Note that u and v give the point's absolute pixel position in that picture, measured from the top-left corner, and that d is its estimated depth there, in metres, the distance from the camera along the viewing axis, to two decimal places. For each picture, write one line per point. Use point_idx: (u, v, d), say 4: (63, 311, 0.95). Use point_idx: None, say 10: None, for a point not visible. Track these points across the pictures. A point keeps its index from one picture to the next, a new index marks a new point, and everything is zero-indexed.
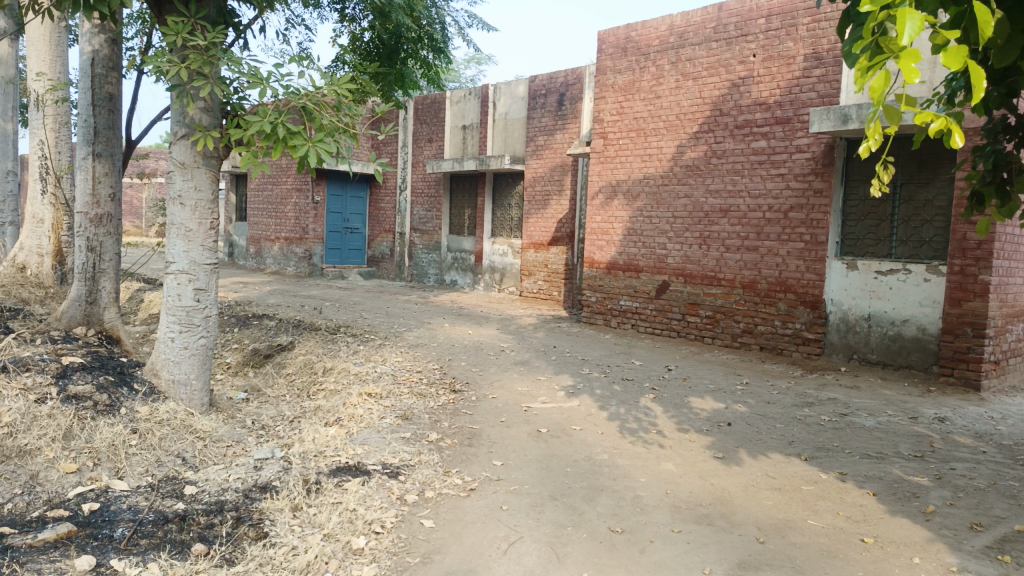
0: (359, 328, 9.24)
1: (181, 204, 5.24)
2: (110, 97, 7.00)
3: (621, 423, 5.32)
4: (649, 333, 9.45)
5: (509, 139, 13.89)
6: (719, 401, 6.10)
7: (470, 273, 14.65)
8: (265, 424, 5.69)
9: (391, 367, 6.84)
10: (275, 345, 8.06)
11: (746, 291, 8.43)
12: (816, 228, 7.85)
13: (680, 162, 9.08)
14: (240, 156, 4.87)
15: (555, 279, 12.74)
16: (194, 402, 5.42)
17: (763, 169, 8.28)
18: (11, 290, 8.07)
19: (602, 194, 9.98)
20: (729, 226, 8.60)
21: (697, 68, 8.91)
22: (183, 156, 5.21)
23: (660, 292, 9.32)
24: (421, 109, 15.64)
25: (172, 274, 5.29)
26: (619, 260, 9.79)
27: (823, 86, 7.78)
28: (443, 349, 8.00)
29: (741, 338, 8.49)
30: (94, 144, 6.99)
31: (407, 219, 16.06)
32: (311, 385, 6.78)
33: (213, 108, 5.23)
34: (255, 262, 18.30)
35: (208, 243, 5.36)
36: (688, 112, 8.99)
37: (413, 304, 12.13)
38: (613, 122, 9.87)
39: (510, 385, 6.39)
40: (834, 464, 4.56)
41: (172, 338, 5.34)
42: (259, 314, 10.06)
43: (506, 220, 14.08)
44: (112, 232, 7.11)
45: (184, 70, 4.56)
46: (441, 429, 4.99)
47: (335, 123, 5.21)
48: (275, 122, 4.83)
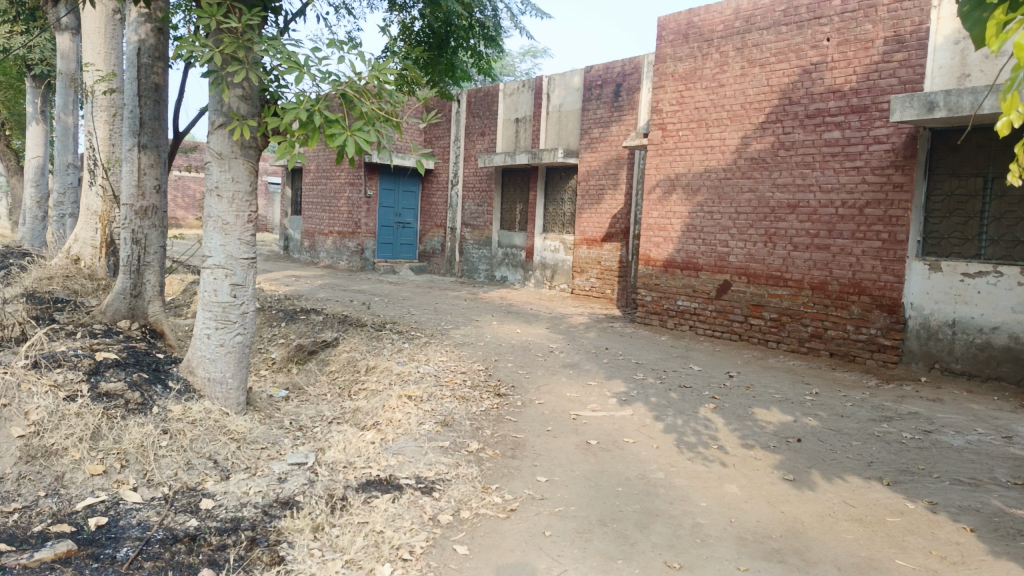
0: (406, 324, 9.01)
1: (218, 195, 5.04)
2: (157, 87, 6.88)
3: (678, 436, 4.89)
4: (708, 335, 8.94)
5: (563, 132, 13.46)
6: (786, 413, 5.60)
7: (521, 269, 14.31)
8: (303, 425, 5.47)
9: (434, 368, 6.55)
10: (319, 342, 7.87)
11: (816, 292, 7.85)
12: (895, 225, 7.22)
13: (745, 154, 8.53)
14: (277, 146, 4.60)
15: (609, 276, 12.31)
16: (230, 401, 5.22)
17: (837, 162, 7.68)
18: (63, 281, 8.12)
19: (660, 189, 9.48)
20: (797, 223, 8.02)
21: (765, 54, 8.34)
22: (220, 146, 5.00)
23: (721, 292, 8.79)
24: (474, 102, 15.36)
25: (208, 269, 5.09)
26: (677, 258, 9.29)
27: (905, 72, 7.16)
28: (490, 349, 7.68)
29: (810, 343, 7.91)
30: (140, 135, 6.88)
31: (458, 213, 15.82)
32: (352, 384, 6.55)
33: (251, 96, 5.01)
34: (309, 255, 18.36)
35: (246, 237, 5.15)
36: (754, 101, 8.44)
37: (462, 301, 11.88)
38: (673, 112, 9.36)
39: (559, 390, 6.01)
40: (922, 492, 4.04)
41: (208, 335, 5.15)
42: (306, 309, 9.94)
43: (559, 215, 13.66)
44: (157, 224, 7.04)
45: (219, 55, 4.37)
46: (483, 437, 4.66)
47: (376, 112, 4.92)
48: (312, 109, 4.56)
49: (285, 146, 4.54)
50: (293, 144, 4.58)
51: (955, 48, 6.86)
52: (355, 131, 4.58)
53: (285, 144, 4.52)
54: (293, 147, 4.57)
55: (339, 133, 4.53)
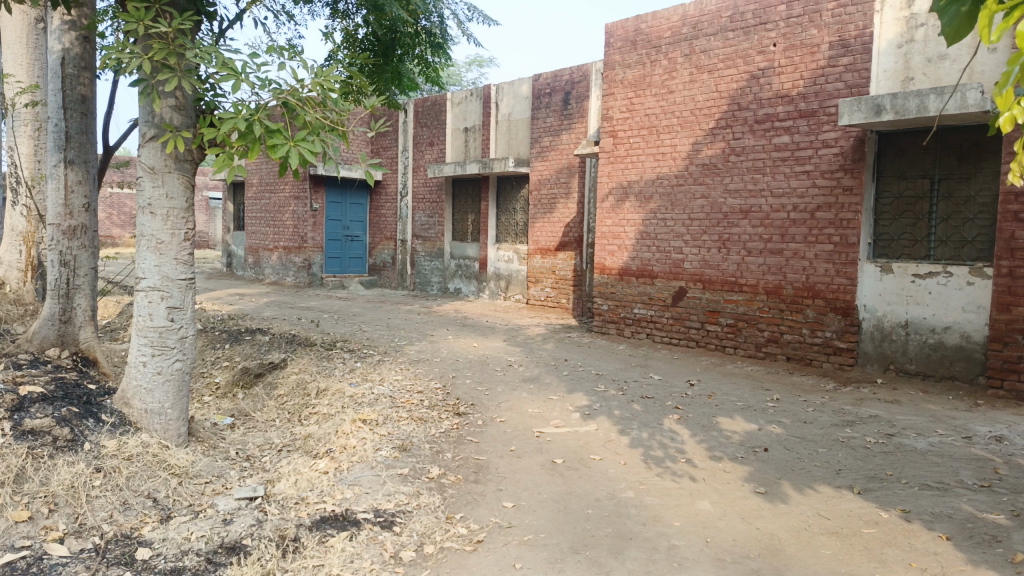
0: (358, 342, 8.70)
1: (151, 213, 4.71)
2: (83, 99, 6.46)
3: (645, 450, 4.76)
4: (665, 343, 8.89)
5: (513, 141, 13.34)
6: (750, 421, 5.53)
7: (475, 281, 14.10)
8: (250, 455, 5.15)
9: (389, 388, 6.28)
10: (267, 363, 7.52)
11: (771, 297, 7.86)
12: (846, 228, 7.29)
13: (696, 160, 8.52)
14: (214, 158, 4.31)
15: (563, 286, 12.21)
16: (170, 433, 4.87)
17: (787, 167, 7.72)
18: None
19: (613, 196, 9.41)
20: (750, 228, 8.03)
21: (713, 60, 8.36)
22: (152, 160, 4.68)
23: (677, 299, 8.76)
24: (421, 112, 15.14)
25: (142, 292, 4.75)
26: (632, 266, 9.23)
27: (850, 76, 7.24)
28: (446, 365, 7.44)
29: (766, 348, 7.91)
30: (66, 150, 6.45)
31: (408, 225, 15.54)
32: (303, 408, 6.23)
33: (185, 106, 4.71)
34: (254, 272, 17.79)
35: (183, 257, 4.83)
36: (703, 107, 8.44)
37: (415, 315, 11.60)
38: (623, 119, 9.32)
39: (520, 406, 5.83)
40: (893, 499, 3.98)
41: (144, 362, 4.80)
42: (252, 328, 9.53)
43: (511, 225, 13.52)
44: (87, 245, 6.61)
45: (148, 62, 4.07)
46: (444, 461, 4.43)
47: (321, 121, 4.68)
48: (252, 118, 4.30)
49: (224, 158, 4.26)
50: (232, 156, 4.30)
51: (899, 52, 7.04)
52: (298, 141, 4.33)
53: (223, 155, 4.24)
54: (232, 159, 4.29)
55: (282, 143, 4.27)
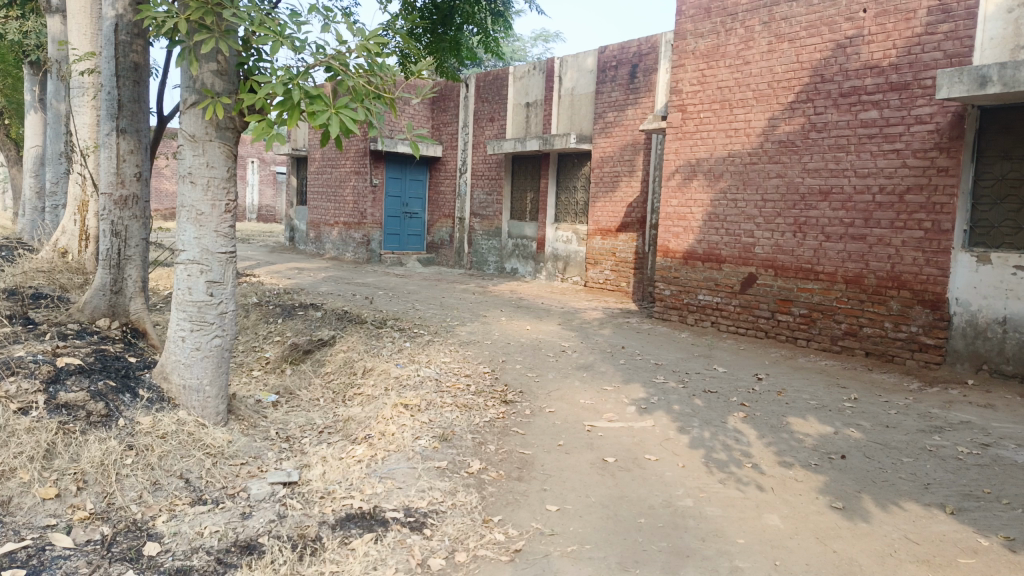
0: (409, 321, 8.50)
1: (191, 182, 4.52)
2: (136, 67, 6.34)
3: (706, 451, 4.34)
4: (731, 332, 8.37)
5: (576, 116, 12.86)
6: (825, 423, 5.03)
7: (533, 261, 13.76)
8: (291, 436, 5.00)
9: (436, 371, 6.03)
10: (316, 340, 7.38)
11: (851, 286, 7.25)
12: (939, 213, 6.62)
13: (772, 137, 7.91)
14: (253, 126, 4.05)
15: (624, 269, 11.76)
16: (208, 411, 4.72)
17: (874, 144, 7.07)
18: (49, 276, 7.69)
19: (679, 174, 8.87)
20: (830, 211, 7.41)
21: (794, 28, 7.71)
22: (193, 128, 4.48)
23: (745, 286, 8.21)
24: (483, 87, 14.77)
25: (182, 264, 4.59)
26: (698, 249, 8.70)
27: (951, 44, 6.53)
28: (496, 348, 7.14)
29: (843, 341, 7.32)
30: (118, 118, 6.37)
31: (467, 203, 15.28)
32: (348, 388, 6.04)
33: (227, 71, 4.49)
34: (315, 246, 17.89)
35: (223, 229, 4.63)
36: (782, 79, 7.82)
37: (470, 294, 11.35)
38: (693, 92, 8.75)
39: (572, 396, 5.47)
40: (994, 523, 3.46)
41: (183, 337, 4.65)
42: (305, 304, 9.45)
43: (571, 204, 13.07)
44: (139, 215, 6.53)
45: (184, 22, 3.83)
46: (485, 455, 4.13)
47: (364, 86, 4.37)
48: (290, 82, 4.02)
49: (263, 127, 4.00)
50: (270, 124, 4.04)
51: (1009, 17, 6.25)
52: (338, 107, 4.02)
53: (262, 124, 3.98)
54: (271, 127, 4.03)
55: (321, 110, 3.98)
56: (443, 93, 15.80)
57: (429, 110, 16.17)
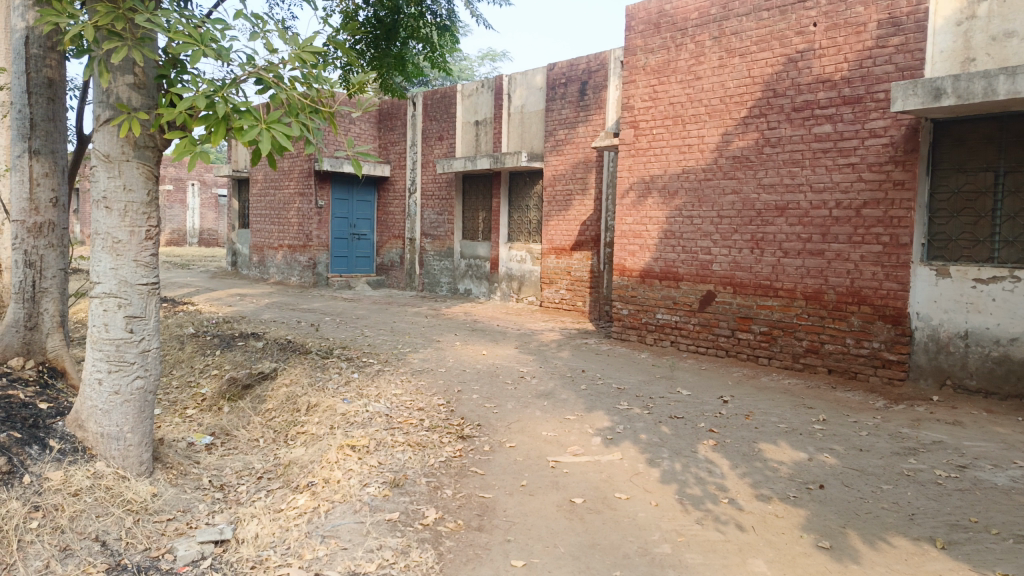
0: (357, 349, 8.05)
1: (106, 207, 4.06)
2: (50, 83, 5.84)
3: (679, 487, 4.04)
4: (691, 351, 8.18)
5: (526, 134, 12.65)
6: (798, 448, 4.81)
7: (486, 281, 13.44)
8: (225, 485, 4.54)
9: (385, 405, 5.61)
10: (256, 373, 6.87)
11: (810, 303, 7.13)
12: (896, 227, 6.54)
13: (726, 152, 7.79)
14: (175, 144, 3.63)
15: (579, 288, 11.53)
16: (130, 462, 4.22)
17: (829, 159, 6.99)
18: None
19: (634, 192, 8.68)
20: (787, 227, 7.30)
21: (745, 43, 7.62)
22: (108, 147, 4.02)
23: (704, 304, 8.03)
24: (431, 105, 14.47)
25: (96, 298, 4.12)
26: (655, 267, 8.50)
27: (902, 57, 6.50)
28: (450, 376, 6.76)
29: (804, 359, 7.19)
30: (30, 138, 5.83)
31: (417, 223, 14.90)
32: (290, 427, 5.59)
33: (146, 85, 4.06)
34: (259, 271, 17.23)
35: (144, 258, 4.18)
36: (734, 94, 7.71)
37: (423, 318, 10.96)
38: (645, 108, 8.59)
39: (533, 428, 5.13)
40: (989, 557, 3.24)
41: (99, 380, 4.15)
42: (245, 333, 8.91)
43: (524, 223, 12.81)
44: (55, 243, 5.97)
45: (89, 28, 3.41)
46: (442, 502, 3.76)
47: (299, 99, 3.99)
48: (214, 95, 3.62)
49: (184, 145, 3.57)
50: (192, 142, 3.62)
51: (958, 30, 6.28)
52: (270, 121, 3.64)
53: (183, 141, 3.56)
54: (193, 144, 3.61)
55: (250, 125, 3.59)
56: (390, 111, 15.45)
57: (376, 129, 15.76)
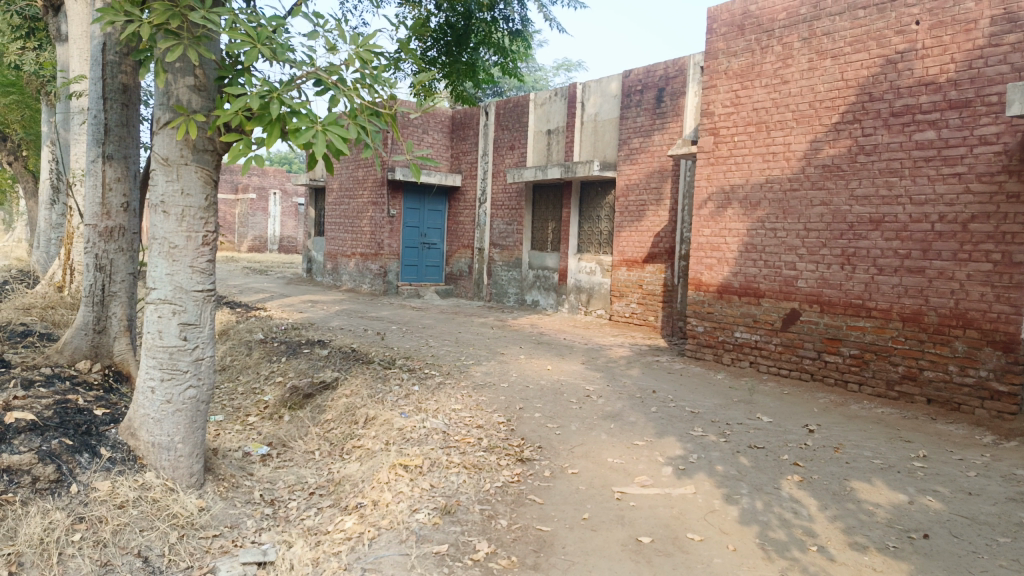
0: (420, 360, 7.89)
1: (164, 212, 3.98)
2: (125, 88, 5.90)
3: (760, 530, 3.62)
4: (772, 373, 7.64)
5: (600, 142, 12.30)
6: (896, 489, 4.29)
7: (554, 293, 13.14)
8: (276, 499, 4.39)
9: (443, 421, 5.37)
10: (317, 383, 6.77)
11: (908, 325, 6.52)
12: (1010, 243, 5.88)
13: (815, 161, 7.25)
14: (230, 147, 3.49)
15: (651, 302, 11.08)
16: (179, 473, 4.11)
17: (931, 168, 6.38)
18: (46, 314, 7.37)
19: (712, 202, 8.21)
20: (882, 241, 6.71)
21: (838, 44, 7.09)
22: (166, 150, 3.94)
23: (787, 323, 7.49)
24: (503, 114, 14.32)
25: (152, 304, 4.03)
26: (734, 282, 8.01)
27: (1019, 56, 5.85)
28: (513, 392, 6.47)
29: (900, 386, 6.57)
30: (105, 144, 5.90)
31: (487, 233, 14.75)
32: (346, 440, 5.42)
33: (206, 87, 3.97)
34: (331, 278, 17.45)
35: (200, 264, 4.07)
36: (825, 99, 7.18)
37: (488, 329, 10.74)
38: (726, 114, 8.12)
39: (598, 453, 4.78)
40: None
41: (152, 388, 4.06)
42: (312, 340, 8.90)
43: (595, 234, 12.44)
44: (125, 248, 6.02)
45: (146, 28, 3.31)
46: (495, 534, 3.48)
47: (358, 101, 3.81)
48: (269, 96, 3.46)
49: (239, 147, 3.43)
50: (248, 145, 3.48)
51: None
52: (326, 123, 3.46)
53: (238, 144, 3.41)
54: (249, 147, 3.46)
55: (306, 128, 3.42)
56: (463, 121, 15.40)
57: (448, 138, 15.71)
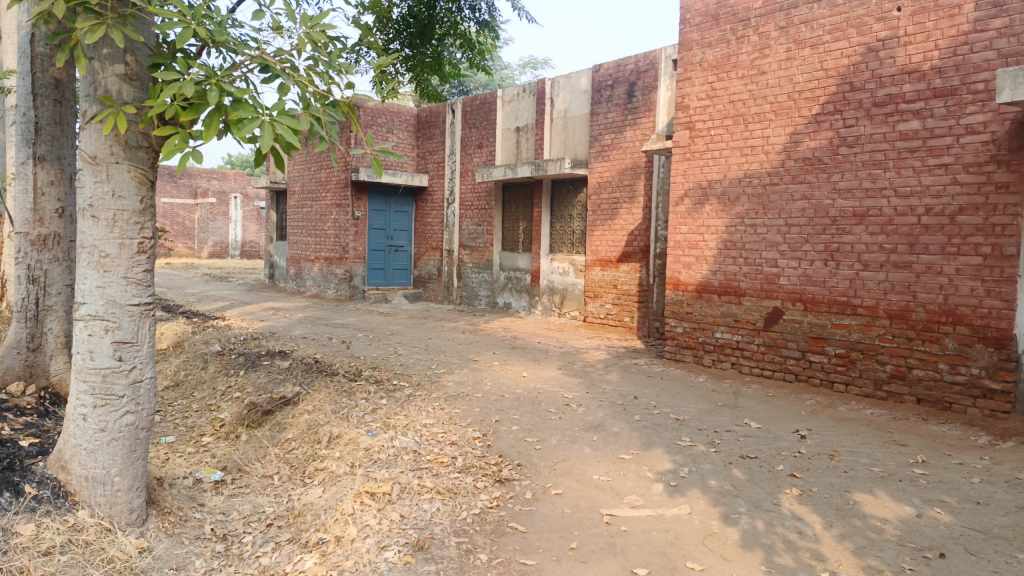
0: (388, 370, 7.45)
1: (92, 216, 3.49)
2: (56, 83, 5.40)
3: (766, 555, 3.30)
4: (754, 374, 7.39)
5: (570, 139, 11.99)
6: (901, 501, 4.01)
7: (526, 295, 12.80)
8: (230, 533, 3.96)
9: (414, 439, 4.97)
10: (278, 398, 6.32)
11: (895, 322, 6.30)
12: (1000, 236, 5.69)
13: (795, 154, 7.00)
14: (164, 142, 3.02)
15: (626, 302, 10.80)
16: (117, 510, 3.64)
17: (917, 159, 6.16)
18: None
19: (689, 199, 7.93)
20: (867, 236, 6.48)
21: (816, 32, 6.85)
22: (93, 147, 3.45)
23: (770, 322, 7.24)
24: (470, 112, 13.93)
25: (81, 321, 3.56)
26: (714, 281, 7.73)
27: (1006, 42, 5.65)
28: (487, 403, 6.10)
29: (889, 386, 6.34)
30: (36, 144, 5.38)
31: (455, 234, 14.35)
32: (309, 461, 4.99)
33: (138, 76, 3.52)
34: (295, 284, 16.88)
35: (136, 274, 3.60)
36: (804, 89, 6.94)
37: (460, 334, 10.36)
38: (702, 107, 7.85)
39: (582, 470, 4.44)
40: None
41: (83, 416, 3.59)
42: (273, 351, 8.42)
43: (567, 234, 12.13)
44: (61, 258, 5.50)
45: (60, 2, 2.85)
46: (475, 572, 3.12)
47: (310, 89, 3.38)
48: (206, 82, 3.02)
49: (175, 143, 2.97)
50: (185, 139, 3.02)
51: None
52: (274, 113, 3.04)
53: (173, 139, 2.96)
54: (186, 141, 3.01)
55: (250, 118, 2.98)
56: (429, 119, 14.97)
57: (414, 137, 15.26)
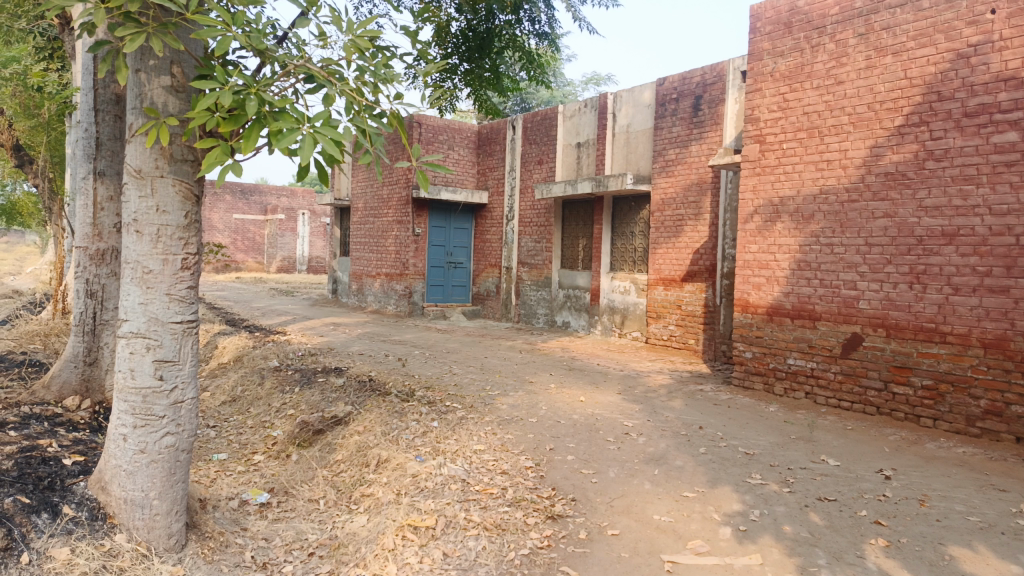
0: (441, 390, 7.25)
1: (136, 231, 3.40)
2: (118, 99, 5.56)
3: None
4: (831, 405, 6.88)
5: (633, 155, 11.67)
6: (1005, 558, 3.54)
7: (586, 314, 12.47)
8: (269, 561, 3.80)
9: (463, 466, 4.73)
10: (329, 417, 6.21)
11: (990, 352, 5.73)
12: None
13: (876, 169, 6.53)
14: (204, 155, 2.90)
15: (690, 323, 10.37)
16: (154, 535, 3.52)
17: (1015, 174, 5.62)
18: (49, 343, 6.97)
19: (760, 216, 7.50)
20: (958, 257, 5.95)
21: (899, 39, 6.40)
22: (139, 160, 3.37)
23: (848, 349, 6.74)
24: (531, 128, 13.78)
25: (123, 338, 3.47)
26: (786, 303, 7.27)
27: None
28: (542, 429, 5.82)
29: (983, 422, 5.77)
30: (97, 159, 5.49)
31: (515, 251, 14.17)
32: (356, 485, 4.82)
33: (184, 88, 3.44)
34: (357, 299, 17.00)
35: (179, 291, 3.50)
36: (886, 100, 6.47)
37: (517, 353, 10.12)
38: (773, 120, 7.43)
39: (642, 507, 4.11)
40: None
41: (123, 436, 3.49)
42: (329, 368, 8.35)
43: (629, 251, 11.77)
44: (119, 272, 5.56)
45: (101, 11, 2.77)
46: None
47: (356, 99, 3.21)
48: (246, 92, 2.89)
49: (215, 156, 2.84)
50: (226, 152, 2.88)
51: None
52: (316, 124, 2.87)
53: (213, 151, 2.83)
54: (227, 154, 2.87)
55: (290, 129, 2.82)
56: (490, 136, 14.89)
57: (475, 153, 15.19)
